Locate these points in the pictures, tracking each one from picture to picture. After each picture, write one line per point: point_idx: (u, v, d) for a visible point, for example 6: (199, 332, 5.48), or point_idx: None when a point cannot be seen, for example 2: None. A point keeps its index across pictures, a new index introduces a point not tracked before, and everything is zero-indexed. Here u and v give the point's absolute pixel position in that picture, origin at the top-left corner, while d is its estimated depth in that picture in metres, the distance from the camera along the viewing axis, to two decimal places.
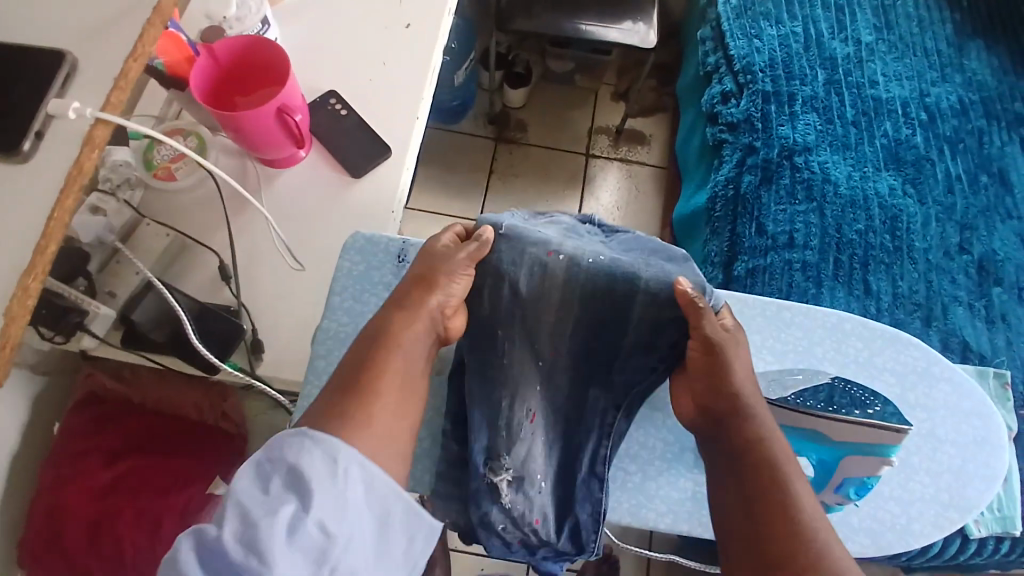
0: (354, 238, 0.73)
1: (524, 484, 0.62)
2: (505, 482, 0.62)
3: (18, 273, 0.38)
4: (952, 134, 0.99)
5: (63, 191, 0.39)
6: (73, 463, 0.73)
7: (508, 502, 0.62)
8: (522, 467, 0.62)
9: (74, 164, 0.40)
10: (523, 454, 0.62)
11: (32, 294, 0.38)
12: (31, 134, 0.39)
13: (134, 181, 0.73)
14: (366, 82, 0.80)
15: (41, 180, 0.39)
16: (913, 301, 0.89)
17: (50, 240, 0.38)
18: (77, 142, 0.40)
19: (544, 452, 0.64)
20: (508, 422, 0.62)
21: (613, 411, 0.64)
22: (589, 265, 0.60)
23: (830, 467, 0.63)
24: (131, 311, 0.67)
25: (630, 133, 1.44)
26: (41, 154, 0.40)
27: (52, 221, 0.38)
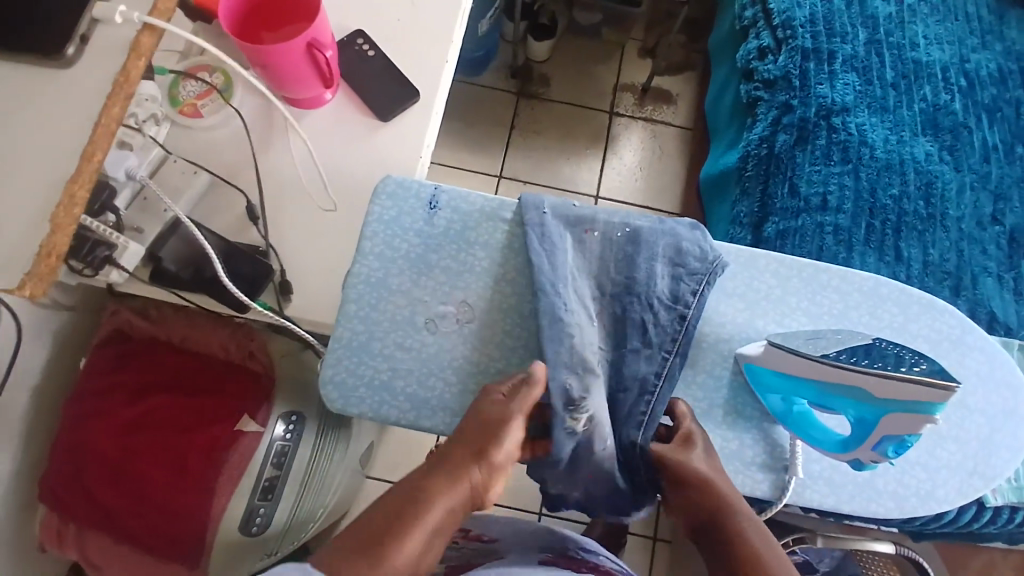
0: (386, 182, 0.66)
1: (596, 432, 0.60)
2: (580, 427, 0.59)
3: (65, 179, 0.39)
4: (991, 103, 0.96)
5: (110, 99, 0.41)
6: (101, 399, 0.74)
7: (573, 448, 0.60)
8: (598, 415, 0.60)
9: (121, 73, 0.42)
10: (597, 399, 0.60)
11: (77, 204, 0.40)
12: (77, 36, 0.42)
13: (160, 116, 0.70)
14: (395, 22, 0.77)
15: (93, 87, 0.41)
16: (943, 269, 0.87)
17: (96, 148, 0.40)
18: (124, 49, 0.42)
19: (610, 400, 0.62)
20: (587, 367, 0.60)
21: (653, 376, 0.62)
22: (621, 236, 0.65)
23: (869, 425, 0.57)
24: (159, 248, 0.67)
25: (655, 91, 1.41)
26: (84, 58, 0.42)
27: (99, 128, 0.40)
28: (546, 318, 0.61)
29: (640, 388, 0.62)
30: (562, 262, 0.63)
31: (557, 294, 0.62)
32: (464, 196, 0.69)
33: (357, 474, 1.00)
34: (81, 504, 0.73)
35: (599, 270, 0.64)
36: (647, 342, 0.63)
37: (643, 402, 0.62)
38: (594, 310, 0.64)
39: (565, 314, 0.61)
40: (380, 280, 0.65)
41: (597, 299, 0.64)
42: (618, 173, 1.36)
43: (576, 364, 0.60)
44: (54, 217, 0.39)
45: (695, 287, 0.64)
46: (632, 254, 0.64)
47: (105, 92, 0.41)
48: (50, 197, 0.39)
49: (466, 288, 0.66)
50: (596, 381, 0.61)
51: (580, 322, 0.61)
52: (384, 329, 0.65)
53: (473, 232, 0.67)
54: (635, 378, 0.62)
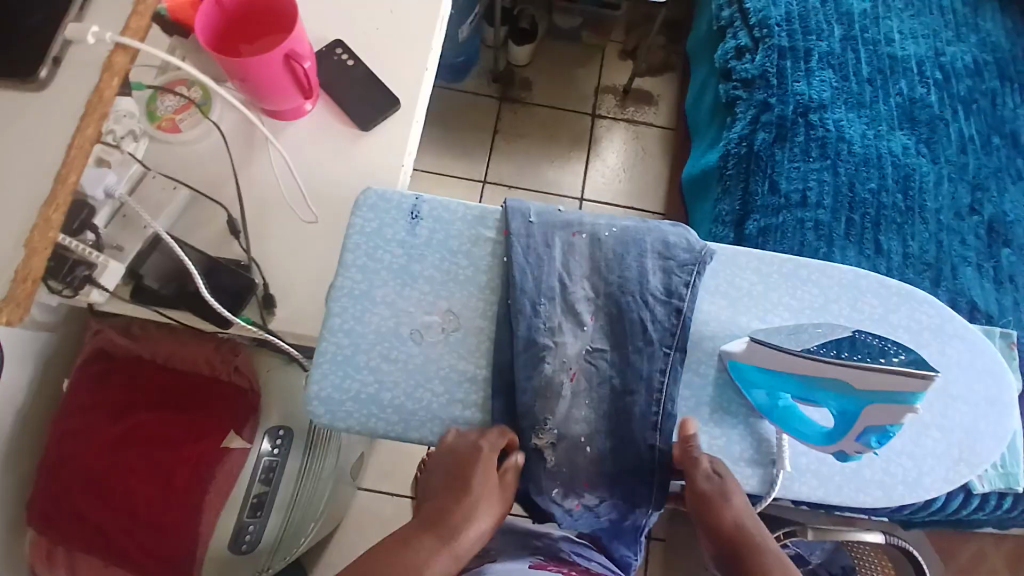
0: (367, 194, 0.67)
1: (568, 447, 0.62)
2: (550, 445, 0.61)
3: (39, 204, 0.39)
4: (966, 94, 0.97)
5: (85, 120, 0.41)
6: (86, 416, 0.73)
7: (554, 467, 0.62)
8: (566, 428, 0.62)
9: (95, 92, 0.41)
10: (566, 415, 0.62)
11: (54, 227, 0.40)
12: (50, 58, 0.41)
13: (138, 131, 0.70)
14: (373, 31, 0.77)
15: (67, 110, 0.41)
16: (923, 260, 0.88)
17: (71, 169, 0.40)
18: (98, 69, 0.42)
19: (589, 410, 0.62)
20: (552, 381, 0.61)
21: (659, 373, 0.62)
22: (607, 239, 0.65)
23: (852, 415, 0.57)
24: (138, 267, 0.67)
25: (637, 92, 1.41)
26: (58, 79, 0.42)
27: (73, 150, 0.40)
28: (522, 342, 0.61)
29: (647, 388, 0.62)
30: (551, 274, 0.63)
31: (535, 314, 0.62)
32: (444, 204, 0.68)
33: (348, 484, 1.00)
34: (66, 526, 0.72)
35: (591, 272, 0.64)
36: (648, 340, 0.62)
37: (654, 398, 0.61)
38: (591, 317, 0.63)
39: (541, 335, 0.62)
40: (364, 293, 0.64)
41: (591, 302, 0.64)
42: (602, 174, 1.36)
43: (536, 382, 0.61)
44: (31, 239, 0.39)
45: (688, 278, 0.64)
46: (623, 254, 0.65)
47: (79, 114, 0.41)
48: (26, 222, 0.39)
49: (451, 297, 0.65)
50: (563, 400, 0.61)
51: (557, 341, 0.62)
52: (370, 341, 0.64)
53: (456, 242, 0.66)
54: (640, 378, 0.62)
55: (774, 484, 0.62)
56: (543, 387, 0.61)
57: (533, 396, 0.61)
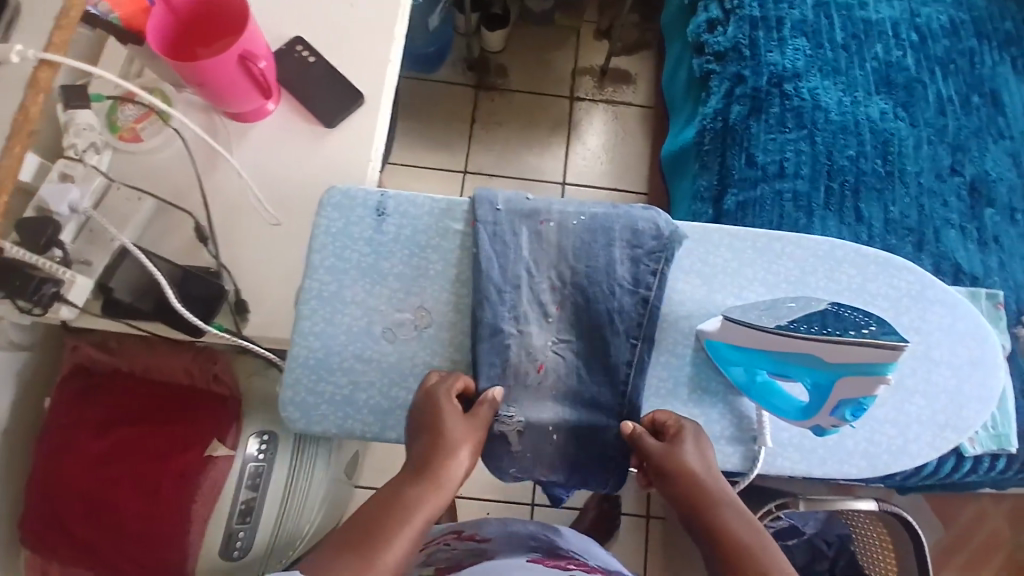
0: (330, 192, 0.65)
1: (533, 433, 0.62)
2: (515, 433, 0.61)
3: None
4: (944, 55, 0.96)
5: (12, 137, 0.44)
6: (70, 432, 0.73)
7: (518, 452, 0.61)
8: (528, 416, 0.62)
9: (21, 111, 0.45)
10: (528, 405, 0.62)
11: None
12: None
13: (101, 144, 0.68)
14: (331, 26, 0.76)
15: None
16: (904, 225, 0.87)
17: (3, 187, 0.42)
18: None
19: (553, 399, 0.63)
20: (518, 372, 0.62)
21: (625, 364, 0.62)
22: (576, 226, 0.64)
23: (826, 390, 0.57)
24: (108, 280, 0.66)
25: (614, 72, 1.39)
26: None
27: None
28: (486, 328, 0.61)
29: (611, 379, 0.62)
30: (517, 261, 0.63)
31: (501, 302, 0.62)
32: (411, 199, 0.66)
33: (343, 485, 1.00)
34: (51, 540, 0.72)
35: (558, 260, 0.63)
36: (615, 331, 0.62)
37: (617, 390, 0.62)
38: (557, 305, 0.63)
39: (506, 324, 0.62)
40: (334, 293, 0.64)
41: (557, 293, 0.63)
42: (583, 158, 1.35)
43: (503, 371, 0.61)
44: None
45: (654, 266, 0.63)
46: (591, 242, 0.64)
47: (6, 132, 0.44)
48: None
49: (422, 292, 0.64)
50: (526, 392, 0.62)
51: (522, 330, 0.62)
52: (342, 342, 0.63)
53: (426, 237, 0.65)
54: (604, 368, 0.62)
55: (756, 461, 0.62)
56: (508, 376, 0.61)
57: (500, 380, 0.61)
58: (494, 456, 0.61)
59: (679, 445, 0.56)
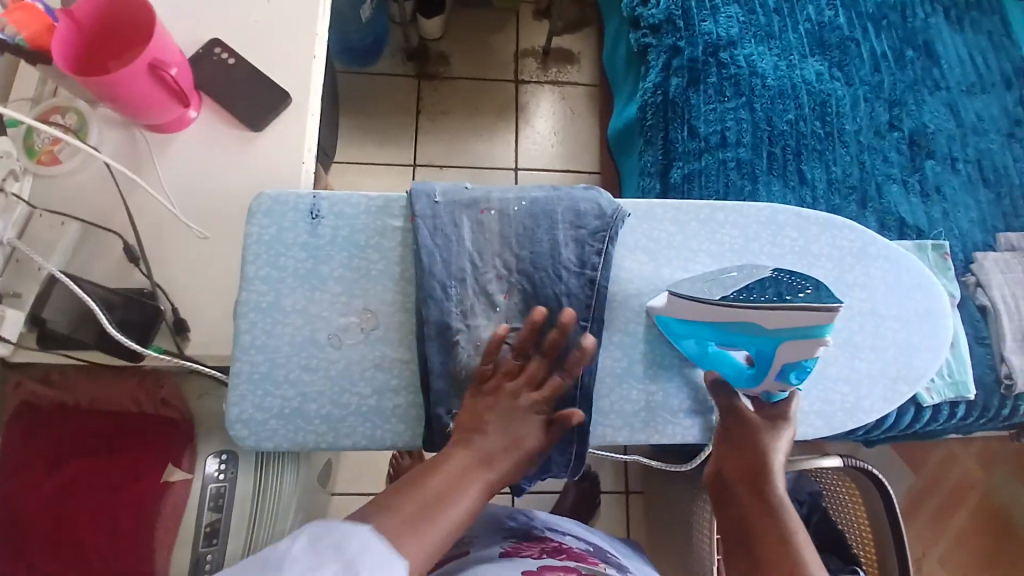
0: (260, 199, 0.63)
1: None
2: None
3: None
4: (875, 12, 0.97)
5: None
6: (15, 476, 0.67)
7: None
8: None
9: None
10: None
11: None
12: None
13: (20, 170, 0.65)
14: (248, 27, 0.73)
15: None
16: (847, 184, 0.88)
17: None
18: None
19: None
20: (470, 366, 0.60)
21: None
22: (517, 212, 0.63)
23: (769, 356, 0.57)
24: (39, 310, 0.63)
25: (557, 52, 1.38)
26: None
27: None
28: (432, 326, 0.60)
29: None
30: (460, 253, 0.61)
31: (445, 297, 0.61)
32: (346, 199, 0.65)
33: (317, 493, 0.99)
34: None
35: (501, 249, 0.62)
36: None
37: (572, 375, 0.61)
38: (505, 295, 0.62)
39: (453, 318, 0.60)
40: (273, 304, 0.62)
41: (504, 283, 0.62)
42: (533, 142, 1.34)
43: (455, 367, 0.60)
44: None
45: (599, 246, 0.63)
46: (533, 228, 0.63)
47: None
48: None
49: (366, 295, 0.63)
50: None
51: (470, 322, 0.60)
52: (287, 354, 0.62)
53: (365, 237, 0.64)
54: None
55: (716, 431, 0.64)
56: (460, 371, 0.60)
57: (453, 375, 0.60)
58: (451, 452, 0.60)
59: (762, 429, 0.58)
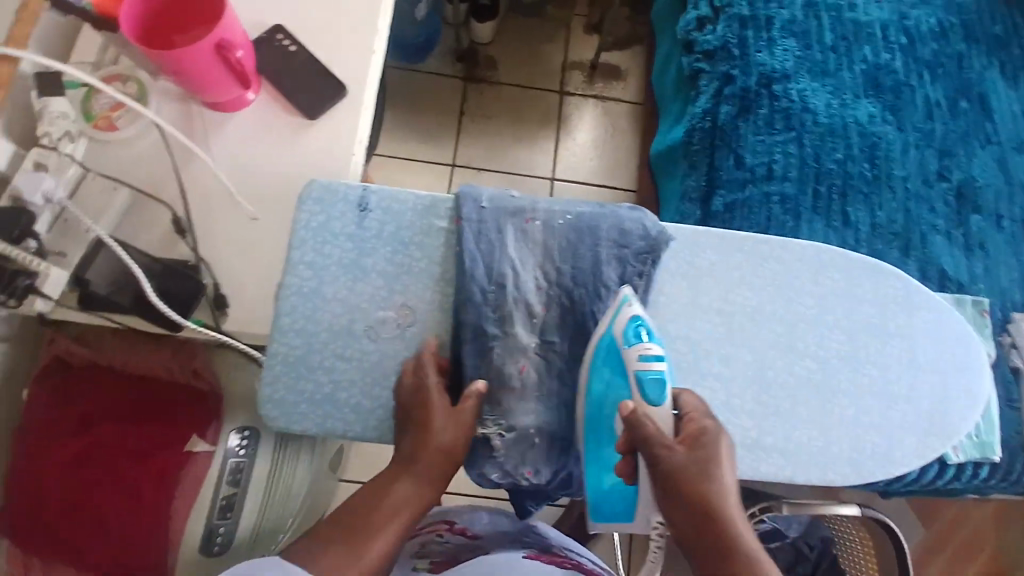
0: (312, 186, 0.63)
1: (517, 439, 0.61)
2: (498, 437, 0.61)
3: None
4: (932, 59, 0.96)
5: None
6: (48, 432, 0.71)
7: (500, 456, 0.61)
8: (513, 421, 0.61)
9: None
10: (514, 409, 0.61)
11: None
12: None
13: (76, 132, 0.66)
14: (313, 16, 0.74)
15: None
16: (891, 229, 0.88)
17: None
18: None
19: (539, 403, 0.62)
20: (504, 375, 0.61)
21: None
22: (562, 225, 0.64)
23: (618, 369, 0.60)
24: (84, 271, 0.65)
25: (605, 67, 1.38)
26: None
27: None
28: (470, 330, 0.61)
29: None
30: (502, 259, 0.62)
31: (484, 302, 0.61)
32: (394, 194, 0.65)
33: (327, 479, 1.00)
34: (29, 541, 0.70)
35: (543, 259, 0.63)
36: None
37: None
38: (542, 306, 0.62)
39: (490, 325, 0.61)
40: (315, 290, 0.62)
41: (543, 294, 0.62)
42: (573, 154, 1.34)
43: (488, 374, 0.61)
44: None
45: (640, 267, 0.63)
46: (576, 242, 0.63)
47: None
48: None
49: (406, 291, 0.63)
50: (512, 394, 0.61)
51: (507, 330, 0.61)
52: (323, 339, 0.62)
53: (408, 233, 0.65)
54: None
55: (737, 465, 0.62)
56: (493, 379, 0.61)
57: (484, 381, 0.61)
58: (474, 457, 0.61)
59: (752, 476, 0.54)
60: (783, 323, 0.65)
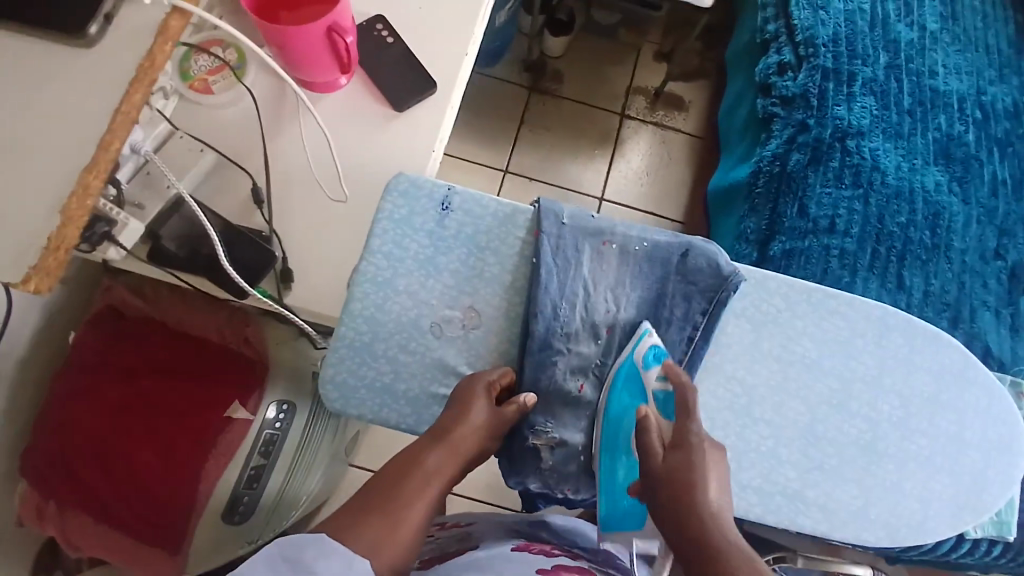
0: (399, 179, 0.69)
1: (565, 453, 0.67)
2: (549, 447, 0.66)
3: (80, 169, 0.44)
4: (1003, 137, 0.96)
5: (133, 87, 0.46)
6: (94, 375, 0.72)
7: (547, 465, 0.67)
8: (565, 436, 0.66)
9: (148, 57, 0.47)
10: (565, 422, 0.67)
11: (93, 191, 0.44)
12: (102, 15, 0.47)
13: (169, 89, 0.69)
14: (413, 9, 0.75)
15: (113, 79, 0.46)
16: (942, 300, 0.87)
17: (114, 137, 0.45)
18: (154, 32, 0.48)
19: (590, 422, 0.67)
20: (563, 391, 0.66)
21: None
22: (638, 252, 0.68)
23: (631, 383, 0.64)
24: (159, 227, 0.65)
25: (668, 96, 1.39)
26: (106, 38, 0.47)
27: (119, 116, 0.45)
28: (537, 342, 0.65)
29: None
30: (575, 278, 0.67)
31: (554, 316, 0.65)
32: (476, 200, 0.72)
33: (341, 463, 1.01)
34: (56, 481, 0.71)
35: (614, 283, 0.67)
36: None
37: None
38: (608, 328, 0.67)
39: (557, 339, 0.65)
40: (388, 281, 0.69)
41: (609, 317, 0.67)
42: (624, 176, 1.35)
43: (547, 387, 0.66)
44: (70, 208, 0.43)
45: (705, 304, 0.66)
46: (647, 270, 0.68)
47: (125, 82, 0.46)
48: (64, 184, 0.43)
49: (476, 294, 0.70)
50: (566, 409, 0.67)
51: (572, 346, 0.66)
52: (389, 330, 0.69)
53: (484, 238, 0.71)
54: None
55: (776, 511, 0.64)
56: (549, 392, 0.66)
57: (542, 392, 0.66)
58: (522, 462, 0.67)
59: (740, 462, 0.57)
60: (841, 379, 0.66)
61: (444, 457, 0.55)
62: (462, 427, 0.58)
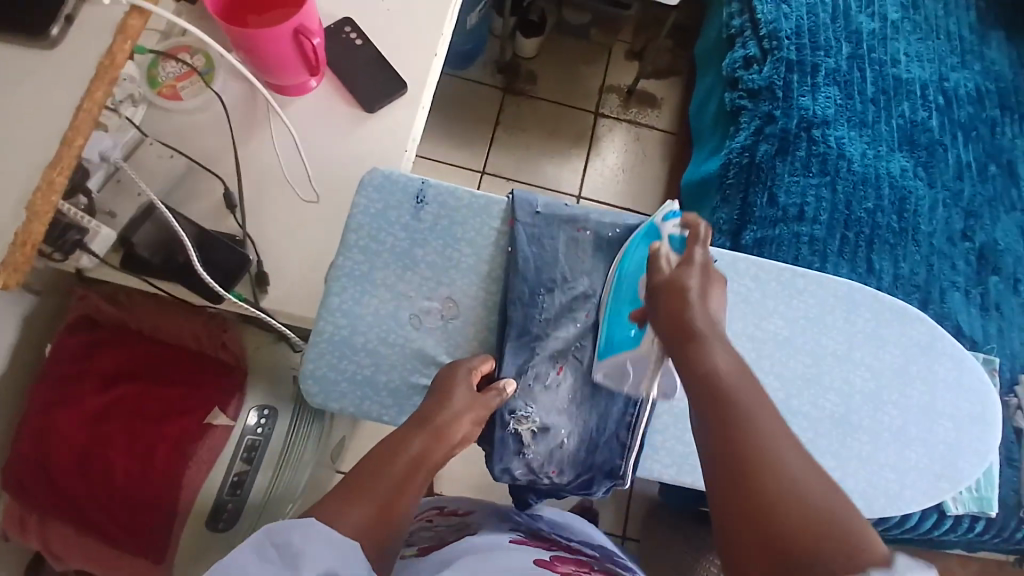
0: (373, 175, 0.71)
1: (547, 437, 0.68)
2: (531, 431, 0.68)
3: (42, 169, 0.43)
4: (967, 122, 0.98)
5: (93, 85, 0.45)
6: (70, 385, 0.71)
7: (530, 451, 0.68)
8: (546, 420, 0.68)
9: (108, 56, 0.47)
10: (546, 407, 0.69)
11: (55, 190, 0.44)
12: (64, 17, 0.47)
13: (137, 97, 0.69)
14: (382, 11, 0.76)
15: (73, 75, 0.46)
16: (912, 282, 0.90)
17: (76, 134, 0.45)
18: (113, 32, 0.47)
19: (569, 406, 0.69)
20: (543, 374, 0.69)
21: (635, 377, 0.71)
22: (610, 238, 0.73)
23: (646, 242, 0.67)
24: (131, 233, 0.64)
25: (641, 94, 1.41)
26: (69, 38, 0.47)
27: (81, 113, 0.45)
28: (516, 329, 0.68)
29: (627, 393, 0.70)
30: (553, 264, 0.71)
31: (532, 303, 0.69)
32: (449, 191, 0.76)
33: (327, 469, 1.01)
34: (36, 492, 0.70)
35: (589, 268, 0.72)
36: None
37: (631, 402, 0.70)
38: (585, 312, 0.71)
39: (535, 325, 0.69)
40: (364, 275, 0.72)
41: (587, 301, 0.71)
42: (601, 174, 1.36)
43: (528, 372, 0.68)
44: (35, 203, 0.43)
45: None
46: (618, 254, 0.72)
47: (88, 77, 0.46)
48: (28, 184, 0.43)
49: (451, 284, 0.74)
50: (547, 393, 0.69)
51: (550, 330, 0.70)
52: (367, 324, 0.72)
53: (460, 228, 0.75)
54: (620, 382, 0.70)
55: None
56: (529, 376, 0.68)
57: (523, 375, 0.68)
58: (505, 451, 0.67)
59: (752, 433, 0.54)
60: (813, 357, 0.68)
61: (427, 446, 0.55)
62: (444, 417, 0.58)
